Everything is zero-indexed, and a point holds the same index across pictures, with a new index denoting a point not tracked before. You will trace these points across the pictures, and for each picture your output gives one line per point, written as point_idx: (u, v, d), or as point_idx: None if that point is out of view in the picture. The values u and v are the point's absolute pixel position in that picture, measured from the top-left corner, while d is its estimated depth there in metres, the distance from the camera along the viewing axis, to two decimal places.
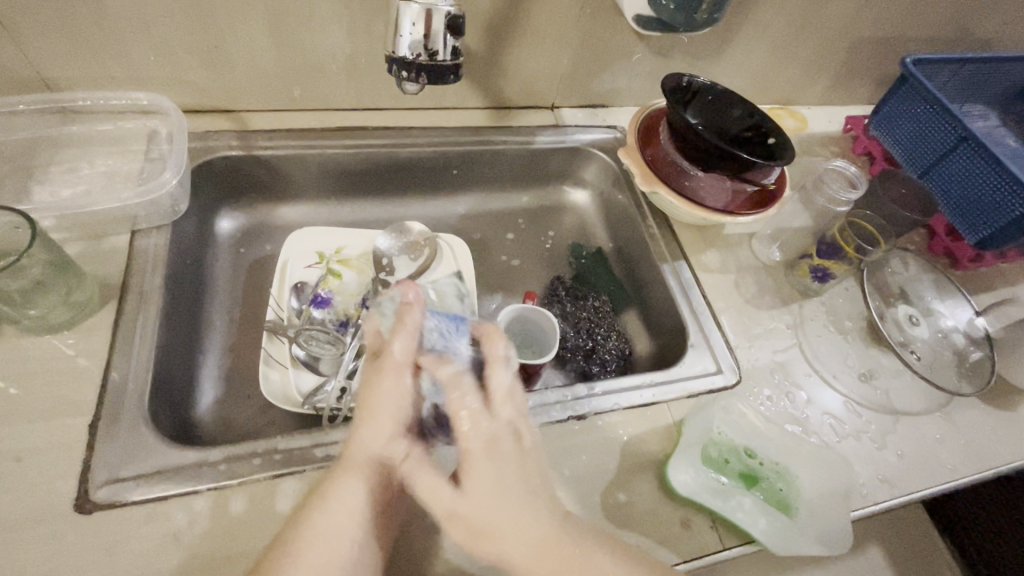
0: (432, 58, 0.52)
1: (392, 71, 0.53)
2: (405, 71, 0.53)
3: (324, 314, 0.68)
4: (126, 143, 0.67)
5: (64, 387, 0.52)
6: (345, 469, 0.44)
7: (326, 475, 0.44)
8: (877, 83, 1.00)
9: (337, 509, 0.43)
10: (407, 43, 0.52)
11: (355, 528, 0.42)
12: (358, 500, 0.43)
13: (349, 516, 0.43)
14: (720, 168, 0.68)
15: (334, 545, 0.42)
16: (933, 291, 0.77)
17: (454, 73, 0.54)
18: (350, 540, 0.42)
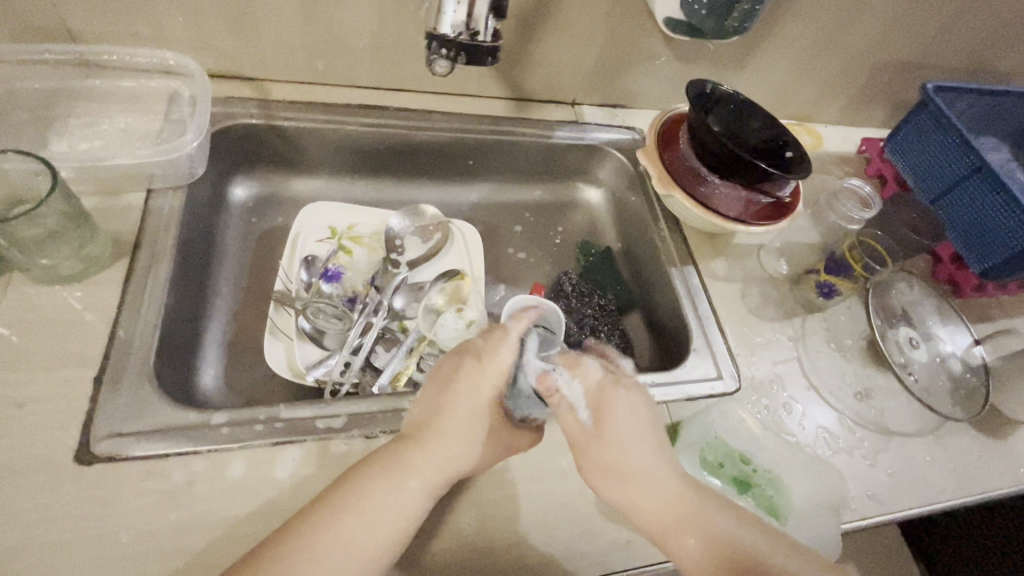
0: (473, 38, 0.53)
1: (432, 49, 0.54)
2: (445, 48, 0.53)
3: (332, 288, 0.69)
4: (147, 101, 0.67)
5: (71, 338, 0.51)
6: (399, 475, 0.45)
7: (373, 472, 0.45)
8: (894, 107, 1.00)
9: (380, 516, 0.43)
10: (449, 21, 0.52)
11: (389, 534, 0.43)
12: (398, 515, 0.44)
13: (380, 531, 0.43)
14: (739, 176, 0.69)
15: (354, 559, 0.41)
16: (936, 315, 0.77)
17: (492, 56, 0.54)
18: (363, 560, 0.42)
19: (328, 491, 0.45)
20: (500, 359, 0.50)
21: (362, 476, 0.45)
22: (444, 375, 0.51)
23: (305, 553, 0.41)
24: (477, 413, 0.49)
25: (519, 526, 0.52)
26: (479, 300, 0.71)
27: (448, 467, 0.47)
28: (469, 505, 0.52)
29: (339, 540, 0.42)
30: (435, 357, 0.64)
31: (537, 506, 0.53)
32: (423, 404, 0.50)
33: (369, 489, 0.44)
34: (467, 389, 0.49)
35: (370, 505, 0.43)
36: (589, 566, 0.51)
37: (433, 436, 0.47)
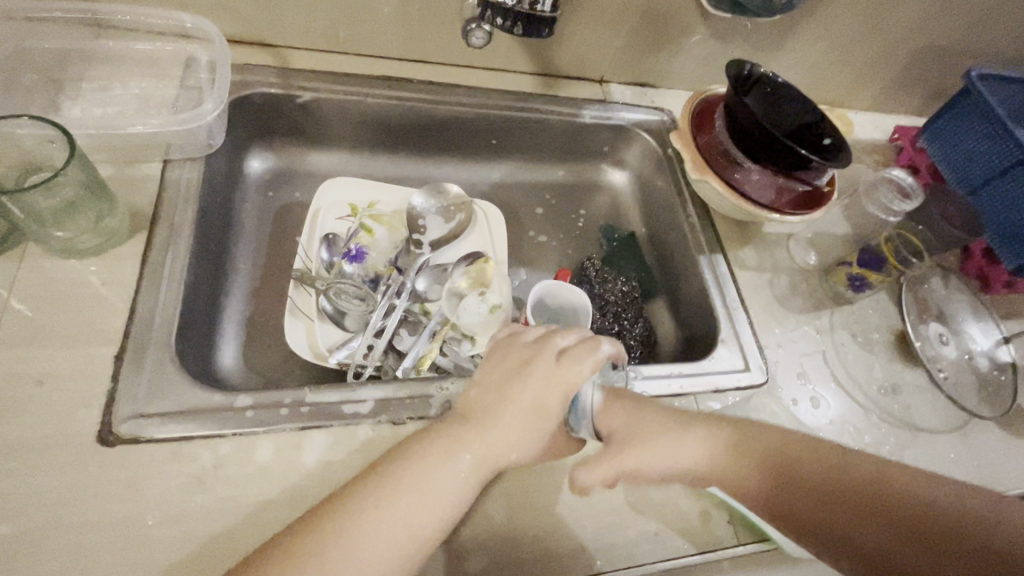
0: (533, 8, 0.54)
1: (489, 17, 0.56)
2: (501, 18, 0.55)
3: (355, 269, 0.66)
4: (162, 66, 0.64)
5: (89, 314, 0.50)
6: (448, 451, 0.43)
7: (426, 441, 0.44)
8: (929, 95, 0.97)
9: (425, 494, 0.41)
10: None
11: (431, 517, 0.41)
12: (441, 495, 0.42)
13: (425, 510, 0.41)
14: (777, 162, 0.66)
15: (400, 530, 0.40)
16: (968, 311, 0.76)
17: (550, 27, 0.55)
18: (405, 535, 0.40)
19: (383, 463, 0.43)
20: (577, 370, 0.47)
21: (419, 449, 0.43)
22: (513, 360, 0.48)
23: (366, 514, 0.39)
24: (544, 406, 0.46)
25: (548, 516, 0.51)
26: (503, 283, 0.68)
27: (502, 454, 0.44)
28: (497, 494, 0.51)
29: (386, 513, 0.40)
30: (458, 341, 0.63)
31: (566, 497, 0.52)
32: (484, 385, 0.47)
33: (422, 457, 0.43)
34: (537, 378, 0.47)
35: (410, 482, 0.41)
36: (617, 557, 0.51)
37: (491, 419, 0.45)
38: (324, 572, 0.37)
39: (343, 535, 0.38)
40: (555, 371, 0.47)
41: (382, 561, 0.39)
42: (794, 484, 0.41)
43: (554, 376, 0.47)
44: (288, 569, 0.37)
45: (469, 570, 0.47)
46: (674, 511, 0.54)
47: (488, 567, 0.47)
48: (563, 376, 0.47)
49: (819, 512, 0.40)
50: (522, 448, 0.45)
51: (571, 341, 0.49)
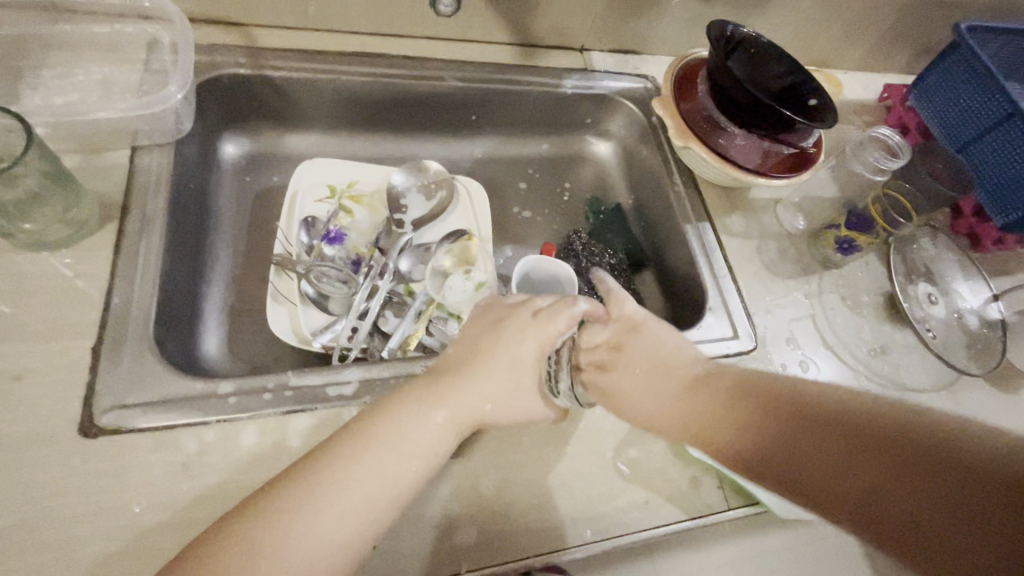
0: None
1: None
2: None
3: (336, 251, 0.66)
4: (124, 49, 0.61)
5: (64, 308, 0.49)
6: (420, 405, 0.43)
7: (398, 397, 0.44)
8: (918, 51, 0.95)
9: (403, 451, 0.42)
10: None
11: (407, 474, 0.41)
12: (412, 443, 0.42)
13: (401, 464, 0.41)
14: (760, 124, 0.65)
15: (372, 484, 0.40)
16: (958, 270, 0.75)
17: None
18: (377, 490, 0.40)
19: (357, 420, 0.43)
20: (555, 324, 0.48)
21: (394, 405, 0.44)
22: (489, 319, 0.50)
23: (336, 470, 0.40)
24: (517, 360, 0.47)
25: (537, 489, 0.51)
26: (488, 261, 0.67)
27: (478, 409, 0.45)
28: (486, 469, 0.51)
29: (362, 470, 0.40)
30: (444, 321, 0.63)
31: (556, 470, 0.53)
32: (463, 345, 0.49)
33: (396, 409, 0.43)
34: (511, 333, 0.48)
35: (385, 439, 0.41)
36: (608, 526, 0.51)
37: (465, 376, 0.46)
38: (294, 528, 0.37)
39: (317, 492, 0.38)
40: (532, 321, 0.49)
41: (356, 519, 0.39)
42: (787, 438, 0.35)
43: (529, 327, 0.48)
44: (262, 536, 0.36)
45: (460, 544, 0.47)
46: (665, 479, 0.54)
47: (480, 541, 0.48)
48: (539, 332, 0.48)
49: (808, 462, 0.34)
50: (497, 402, 0.46)
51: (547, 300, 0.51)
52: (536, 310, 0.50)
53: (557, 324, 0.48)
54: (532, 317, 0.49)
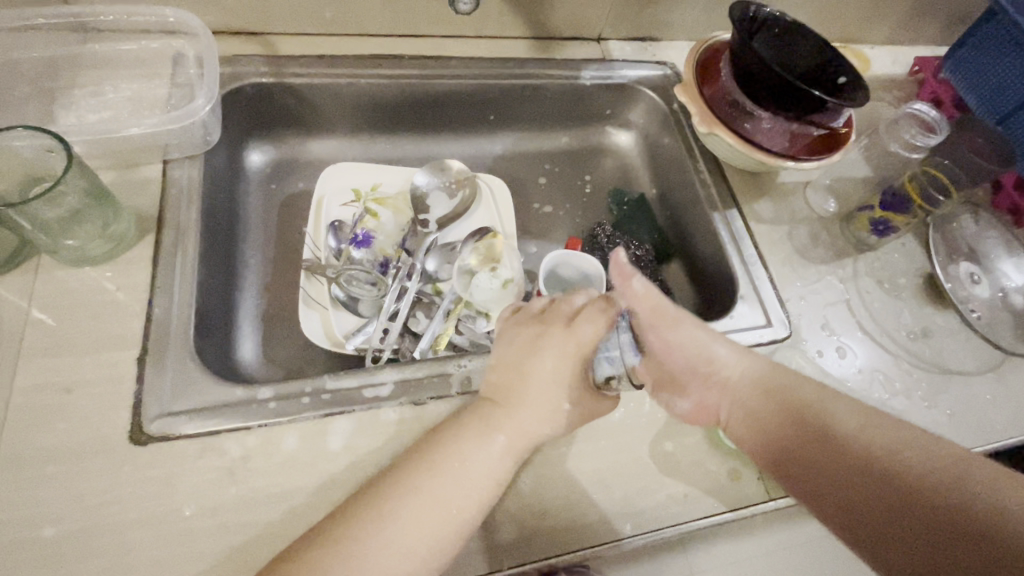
0: None
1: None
2: None
3: (364, 254, 0.65)
4: (152, 65, 0.63)
5: (108, 320, 0.50)
6: (477, 428, 0.45)
7: (457, 424, 0.45)
8: (949, 20, 0.91)
9: (465, 477, 0.42)
10: None
11: (469, 500, 0.42)
12: (480, 474, 0.43)
13: (464, 492, 0.42)
14: (788, 107, 0.63)
15: (434, 512, 0.41)
16: (1001, 247, 0.72)
17: None
18: (447, 514, 0.41)
19: (418, 454, 0.44)
20: (587, 332, 0.47)
21: (453, 436, 0.44)
22: (524, 338, 0.48)
23: (407, 502, 0.41)
24: (560, 369, 0.47)
25: (575, 485, 0.51)
26: (514, 257, 0.67)
27: (535, 432, 0.46)
28: (524, 464, 0.51)
29: (423, 496, 0.41)
30: (473, 319, 0.63)
31: (592, 465, 0.52)
32: (502, 366, 0.48)
33: (459, 436, 0.44)
34: (549, 351, 0.47)
35: (448, 465, 0.43)
36: (648, 521, 0.51)
37: (520, 399, 0.46)
38: (372, 554, 0.38)
39: (381, 521, 0.39)
40: (569, 331, 0.47)
41: (419, 546, 0.39)
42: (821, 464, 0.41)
43: (563, 337, 0.47)
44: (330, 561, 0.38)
45: (502, 542, 0.48)
46: (702, 472, 0.54)
47: (520, 537, 0.48)
48: (565, 344, 0.47)
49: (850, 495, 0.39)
50: (551, 420, 0.46)
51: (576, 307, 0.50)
52: (567, 314, 0.49)
53: (591, 325, 0.47)
54: (562, 325, 0.48)
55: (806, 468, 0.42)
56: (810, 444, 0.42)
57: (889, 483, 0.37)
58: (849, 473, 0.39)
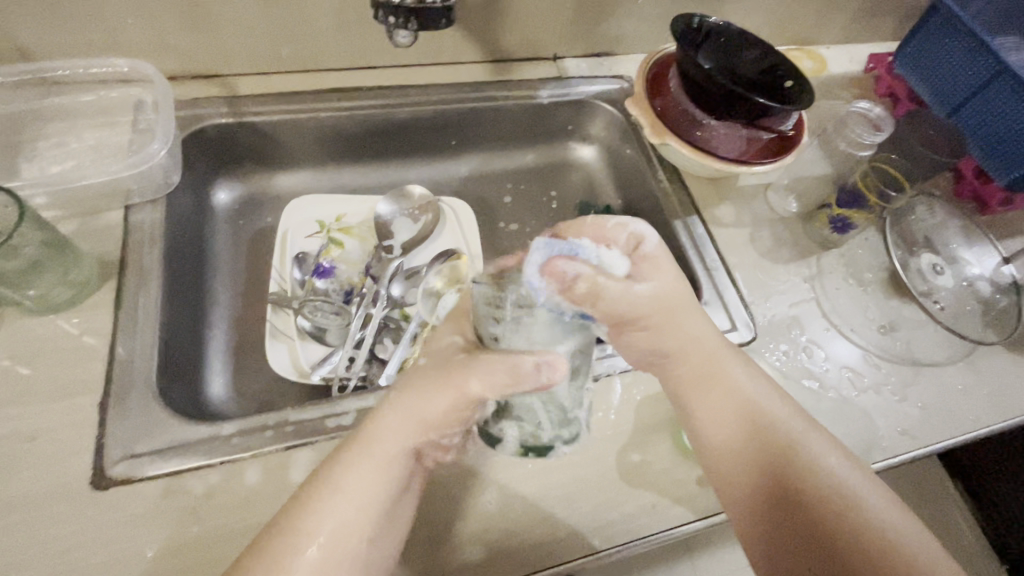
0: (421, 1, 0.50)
1: (380, 19, 0.51)
2: (394, 16, 0.50)
3: (327, 284, 0.67)
4: (113, 114, 0.65)
5: (73, 365, 0.51)
6: (352, 450, 0.44)
7: (334, 454, 0.44)
8: (901, 16, 0.93)
9: (346, 497, 0.42)
10: None
11: (359, 516, 0.41)
12: (368, 490, 0.42)
13: (355, 509, 0.41)
14: (734, 113, 0.65)
15: (326, 539, 0.40)
16: (958, 238, 0.74)
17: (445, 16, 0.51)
18: (342, 539, 0.41)
19: (305, 486, 0.43)
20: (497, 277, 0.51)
21: (334, 457, 0.44)
22: None
23: (292, 538, 0.40)
24: (449, 352, 0.46)
25: (542, 502, 0.51)
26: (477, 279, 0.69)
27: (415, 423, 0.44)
28: (490, 483, 0.51)
29: (308, 526, 0.41)
30: None
31: (559, 480, 0.52)
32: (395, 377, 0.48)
33: (388, 407, 0.45)
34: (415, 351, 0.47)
35: (331, 491, 0.42)
36: (616, 534, 0.51)
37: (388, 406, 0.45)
38: None
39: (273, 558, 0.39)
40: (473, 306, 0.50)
41: (314, 567, 0.40)
42: (797, 515, 0.44)
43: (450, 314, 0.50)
44: None
45: (468, 565, 0.48)
46: (671, 480, 0.54)
47: (487, 557, 0.48)
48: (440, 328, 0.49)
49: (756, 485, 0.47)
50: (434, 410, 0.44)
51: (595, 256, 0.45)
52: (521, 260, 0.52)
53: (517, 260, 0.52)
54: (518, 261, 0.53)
55: (744, 467, 0.47)
56: (787, 473, 0.46)
57: (818, 515, 0.43)
58: (764, 479, 0.47)
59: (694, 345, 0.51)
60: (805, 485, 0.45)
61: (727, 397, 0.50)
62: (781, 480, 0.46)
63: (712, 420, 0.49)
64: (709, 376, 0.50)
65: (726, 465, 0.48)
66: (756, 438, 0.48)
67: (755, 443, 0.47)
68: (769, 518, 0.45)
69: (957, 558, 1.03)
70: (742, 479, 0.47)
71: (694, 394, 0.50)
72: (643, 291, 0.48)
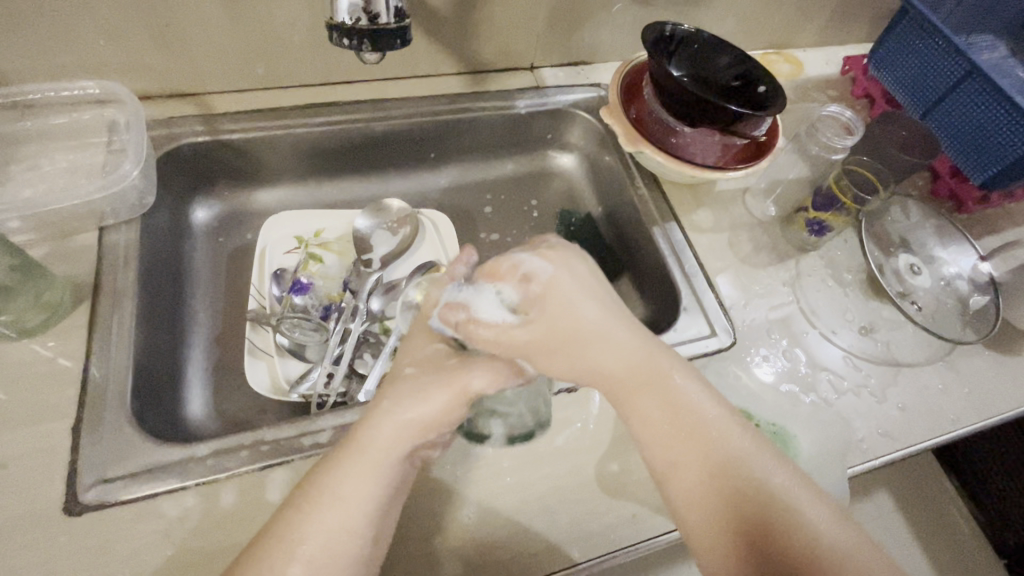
0: (374, 21, 0.49)
1: (334, 40, 0.49)
2: (346, 38, 0.49)
3: (305, 300, 0.67)
4: (85, 136, 0.65)
5: (46, 389, 0.51)
6: (347, 456, 0.43)
7: (328, 460, 0.44)
8: (875, 18, 0.94)
9: (343, 500, 0.42)
10: (345, 6, 0.48)
11: (360, 516, 0.41)
12: (368, 489, 0.42)
13: (355, 508, 0.42)
14: (706, 121, 0.65)
15: (333, 541, 0.40)
16: (935, 238, 0.74)
17: (400, 37, 0.50)
18: (345, 537, 0.41)
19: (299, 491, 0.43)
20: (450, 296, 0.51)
21: (333, 461, 0.44)
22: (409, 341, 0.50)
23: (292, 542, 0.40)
24: (437, 358, 0.48)
25: (521, 515, 0.51)
26: None
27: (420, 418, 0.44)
28: (468, 497, 0.51)
29: (309, 529, 0.40)
30: None
31: (537, 492, 0.52)
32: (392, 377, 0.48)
33: (380, 410, 0.45)
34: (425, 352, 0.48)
35: (330, 494, 0.42)
36: (597, 546, 0.50)
37: (388, 403, 0.45)
38: None
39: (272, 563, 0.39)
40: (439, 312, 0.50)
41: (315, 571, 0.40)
42: (752, 535, 0.42)
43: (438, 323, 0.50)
44: None
45: None
46: (651, 489, 0.53)
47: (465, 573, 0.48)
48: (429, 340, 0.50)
49: (706, 503, 0.44)
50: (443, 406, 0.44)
51: (547, 260, 0.48)
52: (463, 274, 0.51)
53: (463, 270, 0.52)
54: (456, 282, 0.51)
55: (701, 488, 0.44)
56: (737, 495, 0.43)
57: (766, 533, 0.42)
58: (713, 497, 0.44)
59: (621, 339, 0.47)
60: (766, 495, 0.43)
61: (672, 404, 0.47)
62: (733, 498, 0.43)
63: (649, 431, 0.47)
64: (648, 388, 0.47)
65: (681, 481, 0.45)
66: (717, 463, 0.44)
67: (708, 469, 0.44)
68: (727, 535, 0.43)
69: (953, 556, 1.03)
70: (698, 498, 0.44)
71: (635, 399, 0.47)
72: (608, 298, 0.49)
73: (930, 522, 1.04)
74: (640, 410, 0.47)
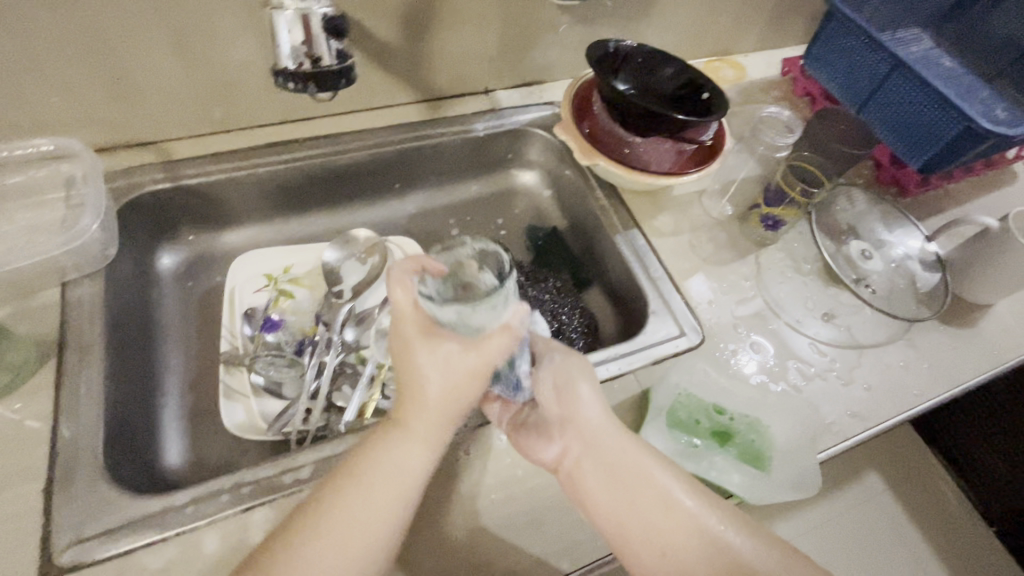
0: (317, 64, 0.50)
1: (278, 84, 0.51)
2: (291, 81, 0.50)
3: (278, 337, 0.67)
4: (42, 193, 0.64)
5: (14, 452, 0.50)
6: (393, 433, 0.46)
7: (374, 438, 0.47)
8: (808, 21, 0.99)
9: (382, 481, 0.44)
10: (287, 51, 0.49)
11: (395, 505, 0.44)
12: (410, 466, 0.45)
13: (391, 493, 0.44)
14: (654, 129, 0.68)
15: (372, 527, 0.43)
16: (881, 223, 0.78)
17: (342, 77, 0.52)
18: (385, 523, 0.44)
19: (338, 474, 0.45)
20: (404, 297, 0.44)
21: (376, 444, 0.46)
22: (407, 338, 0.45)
23: (331, 522, 0.43)
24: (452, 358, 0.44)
25: (508, 530, 0.52)
26: None
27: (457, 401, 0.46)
28: (454, 519, 0.51)
29: (344, 517, 0.43)
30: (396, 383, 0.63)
31: (524, 506, 0.53)
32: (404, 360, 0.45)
33: (417, 392, 0.45)
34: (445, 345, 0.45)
35: (372, 476, 0.44)
36: (585, 554, 0.51)
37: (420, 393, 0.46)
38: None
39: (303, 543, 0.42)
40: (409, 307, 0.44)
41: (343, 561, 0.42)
42: None
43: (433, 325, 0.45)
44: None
45: None
46: None
47: None
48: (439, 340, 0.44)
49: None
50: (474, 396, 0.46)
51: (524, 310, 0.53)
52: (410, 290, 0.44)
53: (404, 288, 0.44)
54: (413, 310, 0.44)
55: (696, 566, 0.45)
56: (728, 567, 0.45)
57: None
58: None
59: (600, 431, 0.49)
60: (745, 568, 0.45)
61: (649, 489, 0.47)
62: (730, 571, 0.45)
63: (636, 520, 0.46)
64: (627, 476, 0.48)
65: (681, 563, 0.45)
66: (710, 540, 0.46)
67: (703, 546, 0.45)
68: None
69: (947, 530, 1.05)
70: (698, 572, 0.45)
71: (625, 492, 0.47)
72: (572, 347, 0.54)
73: (921, 499, 1.06)
74: (630, 503, 0.47)
